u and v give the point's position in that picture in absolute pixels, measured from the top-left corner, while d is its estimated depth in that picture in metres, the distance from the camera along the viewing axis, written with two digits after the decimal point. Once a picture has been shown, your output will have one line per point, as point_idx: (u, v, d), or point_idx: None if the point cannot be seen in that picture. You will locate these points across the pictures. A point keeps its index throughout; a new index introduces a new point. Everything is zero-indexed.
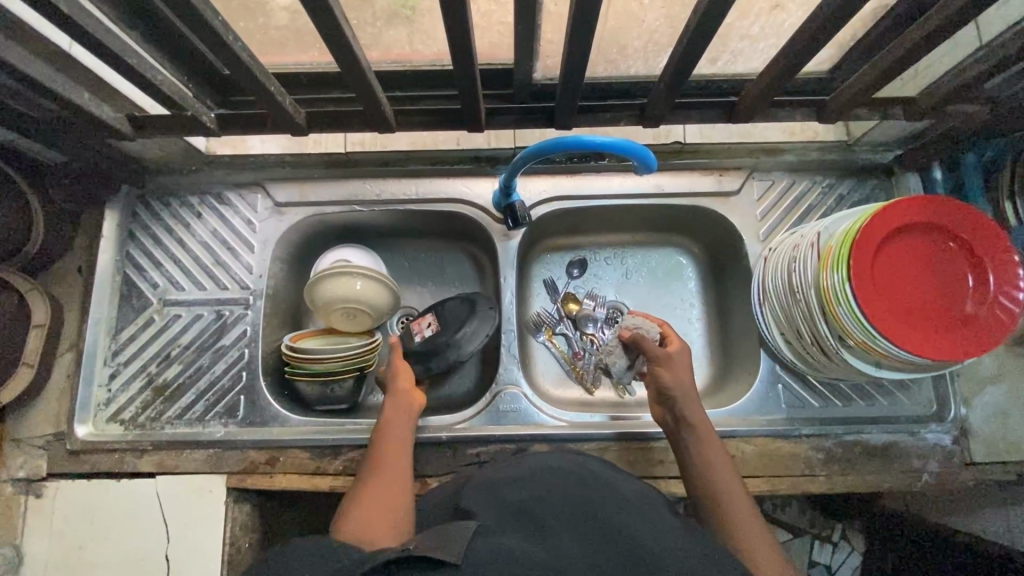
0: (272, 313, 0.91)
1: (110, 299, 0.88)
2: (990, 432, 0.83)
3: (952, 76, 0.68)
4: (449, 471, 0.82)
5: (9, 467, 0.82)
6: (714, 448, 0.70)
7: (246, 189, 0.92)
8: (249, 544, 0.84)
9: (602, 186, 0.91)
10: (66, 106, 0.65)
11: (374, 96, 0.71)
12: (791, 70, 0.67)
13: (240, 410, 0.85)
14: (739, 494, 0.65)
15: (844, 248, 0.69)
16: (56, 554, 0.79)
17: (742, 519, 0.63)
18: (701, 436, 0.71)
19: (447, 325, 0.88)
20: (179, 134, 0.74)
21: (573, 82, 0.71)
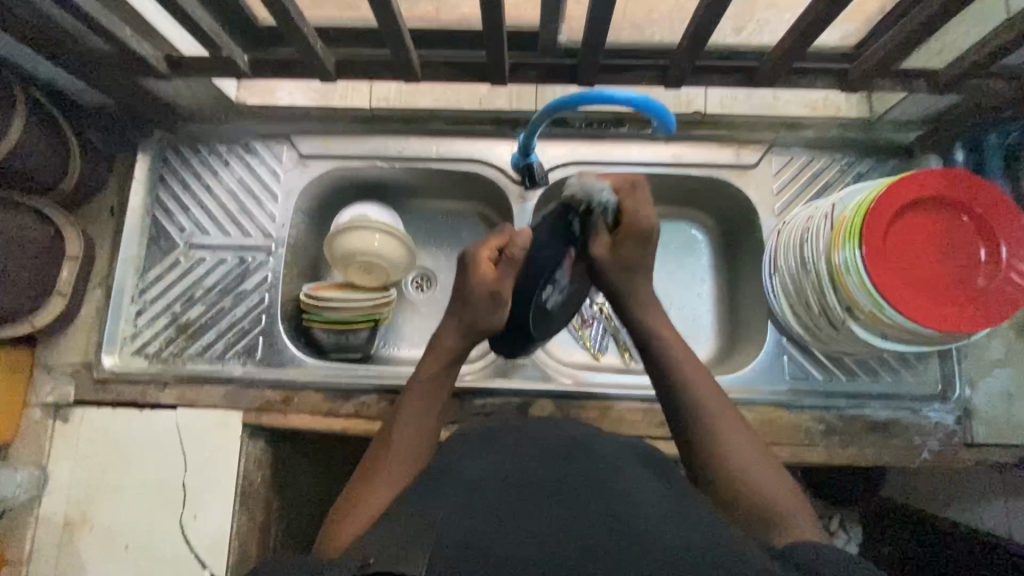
0: (293, 262, 0.94)
1: (139, 240, 0.92)
2: (995, 414, 0.83)
3: (976, 46, 0.69)
4: (457, 420, 0.85)
5: (39, 392, 0.86)
6: (708, 390, 0.65)
7: (272, 141, 0.94)
8: (262, 479, 0.87)
9: (620, 154, 0.92)
10: (109, 37, 0.68)
11: (404, 47, 0.73)
12: (813, 34, 0.68)
13: (259, 351, 0.89)
14: (739, 437, 0.62)
15: (858, 219, 0.69)
16: (80, 475, 0.83)
17: (748, 458, 0.60)
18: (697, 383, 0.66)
19: (558, 315, 0.82)
20: (214, 75, 0.78)
21: (598, 41, 0.72)
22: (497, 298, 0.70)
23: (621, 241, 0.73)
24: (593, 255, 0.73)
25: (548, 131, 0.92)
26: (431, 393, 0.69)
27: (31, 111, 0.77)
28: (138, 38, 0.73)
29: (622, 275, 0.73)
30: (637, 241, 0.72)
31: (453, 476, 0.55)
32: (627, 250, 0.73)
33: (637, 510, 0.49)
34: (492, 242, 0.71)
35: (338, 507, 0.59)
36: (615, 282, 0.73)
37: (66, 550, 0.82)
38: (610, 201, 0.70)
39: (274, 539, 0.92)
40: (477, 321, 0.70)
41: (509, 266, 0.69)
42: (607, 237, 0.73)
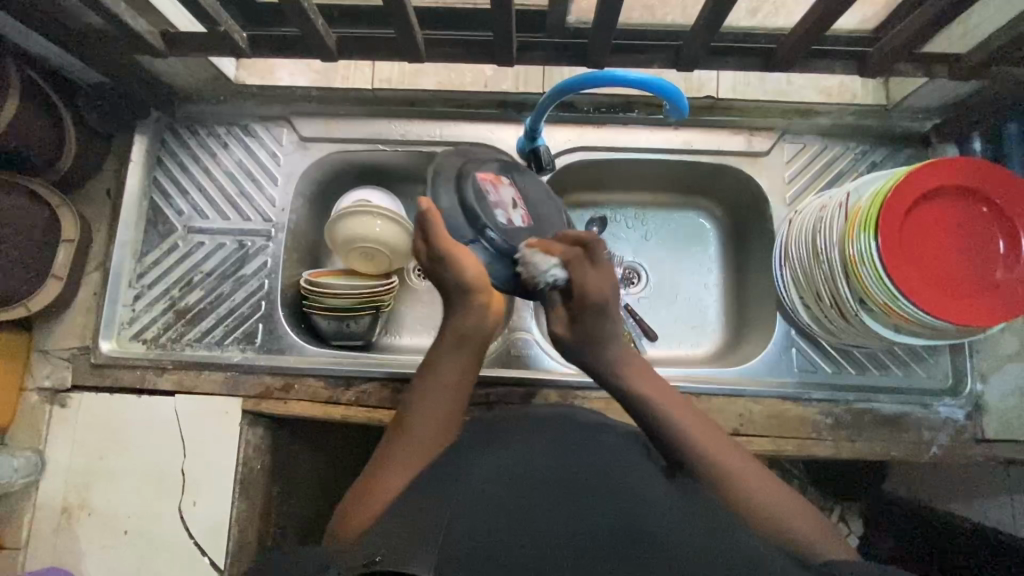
0: (293, 248, 0.92)
1: (136, 223, 0.90)
2: (1006, 409, 0.82)
3: (1002, 30, 0.66)
4: (459, 409, 0.84)
5: (37, 376, 0.85)
6: (687, 417, 0.61)
7: (272, 123, 0.92)
8: (261, 467, 0.86)
9: (628, 140, 0.89)
10: (104, 12, 0.66)
11: (409, 25, 0.70)
12: (832, 16, 0.65)
13: (259, 337, 0.87)
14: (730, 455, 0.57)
15: (874, 210, 0.67)
16: (78, 460, 0.83)
17: (752, 478, 0.55)
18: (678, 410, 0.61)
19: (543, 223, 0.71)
20: (212, 53, 0.75)
21: (609, 21, 0.69)
22: (445, 261, 0.62)
23: (581, 318, 0.66)
24: (556, 333, 0.69)
25: (554, 116, 0.89)
26: (452, 372, 0.64)
27: (25, 88, 0.75)
28: (133, 13, 0.71)
29: (593, 349, 0.67)
30: (596, 312, 0.66)
31: (457, 473, 0.53)
32: (592, 327, 0.66)
33: (646, 505, 0.48)
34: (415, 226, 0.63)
35: (349, 495, 0.57)
36: (587, 356, 0.68)
37: (64, 535, 0.81)
38: (560, 277, 0.66)
39: (274, 526, 0.91)
40: (450, 288, 0.64)
41: (426, 227, 0.61)
42: (564, 314, 0.68)
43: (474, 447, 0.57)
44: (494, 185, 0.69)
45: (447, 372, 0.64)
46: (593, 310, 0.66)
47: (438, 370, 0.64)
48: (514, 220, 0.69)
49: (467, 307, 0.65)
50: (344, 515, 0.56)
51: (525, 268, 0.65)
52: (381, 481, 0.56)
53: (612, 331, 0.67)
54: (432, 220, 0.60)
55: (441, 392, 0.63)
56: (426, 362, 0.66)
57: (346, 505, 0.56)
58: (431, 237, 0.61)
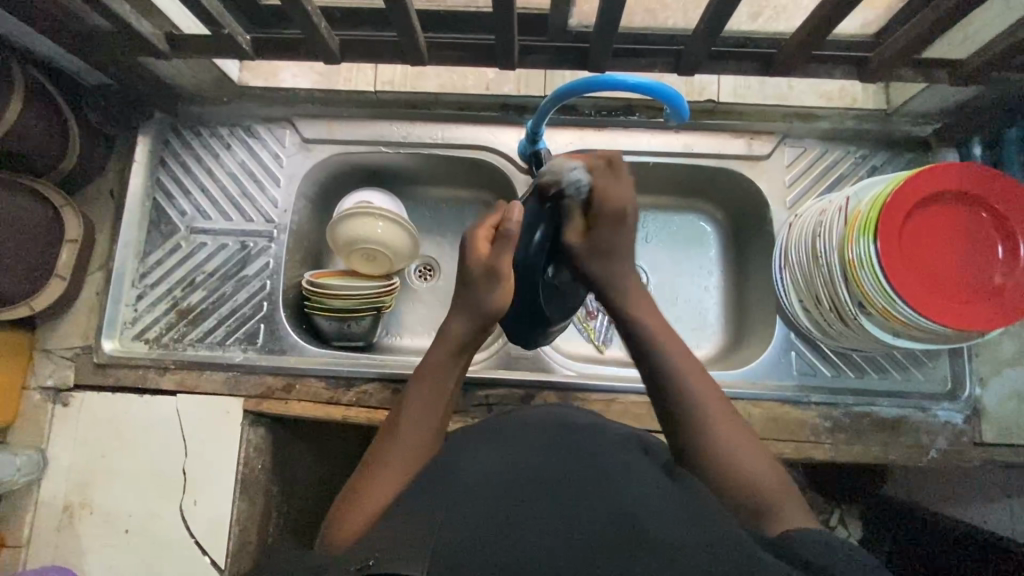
0: (295, 249, 0.93)
1: (140, 223, 0.90)
2: (1004, 413, 0.82)
3: (1001, 36, 0.66)
4: (459, 410, 0.84)
5: (39, 375, 0.86)
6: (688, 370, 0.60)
7: (274, 124, 0.92)
8: (262, 467, 0.87)
9: (629, 142, 0.90)
10: (108, 13, 0.67)
11: (411, 28, 0.71)
12: (831, 22, 0.66)
13: (260, 337, 0.88)
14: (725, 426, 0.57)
15: (873, 214, 0.68)
16: (80, 458, 0.83)
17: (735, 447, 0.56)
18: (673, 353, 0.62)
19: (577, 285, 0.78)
20: (215, 54, 0.76)
21: (611, 26, 0.70)
22: (494, 277, 0.64)
23: (595, 224, 0.66)
24: (568, 243, 0.68)
25: (556, 118, 0.90)
26: (445, 378, 0.64)
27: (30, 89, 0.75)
28: (137, 15, 0.71)
29: (599, 263, 0.66)
30: (610, 222, 0.66)
31: (453, 475, 0.53)
32: (603, 237, 0.66)
33: (643, 506, 0.48)
34: (487, 221, 0.67)
35: (342, 500, 0.57)
36: (591, 271, 0.67)
37: (65, 534, 0.82)
38: (581, 178, 0.67)
39: (273, 526, 0.91)
40: (476, 306, 0.64)
41: (500, 240, 0.64)
42: (579, 224, 0.68)
43: (474, 447, 0.58)
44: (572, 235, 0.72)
45: (441, 378, 0.64)
46: (609, 220, 0.66)
47: (433, 377, 0.64)
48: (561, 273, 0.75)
49: (469, 318, 0.65)
50: (335, 522, 0.55)
51: (555, 170, 0.68)
52: (374, 490, 0.56)
53: (620, 247, 0.67)
54: (510, 237, 0.63)
55: (433, 400, 0.63)
56: (419, 369, 0.65)
57: (339, 511, 0.56)
58: (499, 250, 0.64)
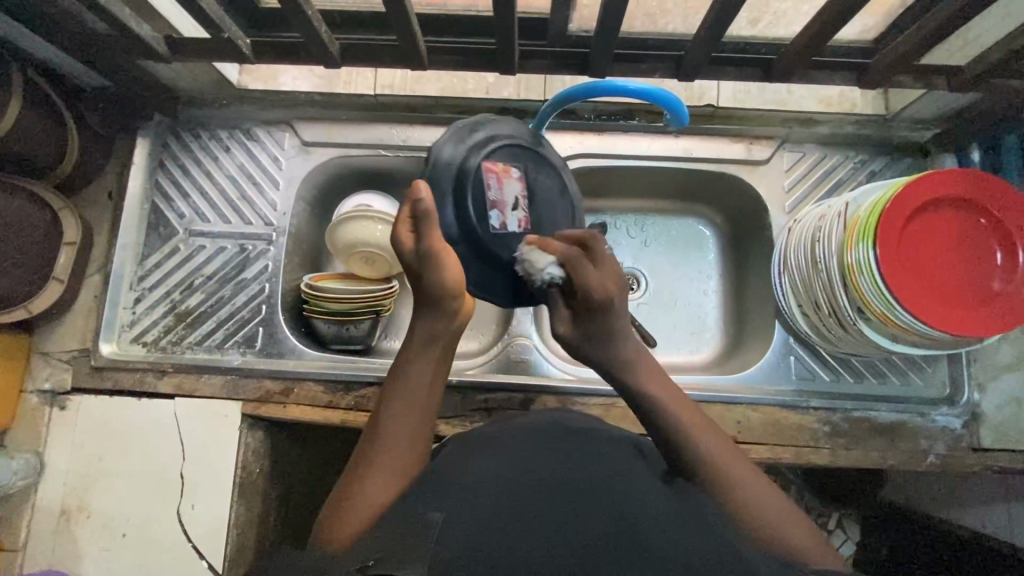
0: (294, 252, 0.92)
1: (138, 226, 0.90)
2: (1002, 418, 0.83)
3: (1000, 43, 0.67)
4: (458, 414, 0.84)
5: (36, 378, 0.86)
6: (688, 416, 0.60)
7: (274, 127, 0.92)
8: (260, 470, 0.86)
9: (628, 147, 0.90)
10: (106, 17, 0.67)
11: (412, 33, 0.71)
12: (830, 28, 0.66)
13: (259, 341, 0.87)
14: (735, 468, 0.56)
15: (871, 219, 0.68)
16: (77, 462, 0.83)
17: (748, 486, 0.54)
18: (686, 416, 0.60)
19: (533, 232, 0.72)
20: (214, 58, 0.76)
21: (611, 31, 0.70)
22: (429, 260, 0.61)
23: (584, 318, 0.66)
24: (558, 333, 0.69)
25: (556, 123, 0.90)
26: (425, 376, 0.64)
27: (28, 92, 0.75)
28: (136, 18, 0.71)
29: (596, 348, 0.66)
30: (596, 313, 0.65)
31: (453, 483, 0.53)
32: (594, 326, 0.66)
33: (642, 512, 0.48)
34: (402, 211, 0.62)
35: (333, 506, 0.56)
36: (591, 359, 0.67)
37: (62, 538, 0.81)
38: (557, 274, 0.66)
39: (272, 530, 0.91)
40: (428, 292, 0.63)
41: (422, 222, 0.60)
42: (567, 313, 0.69)
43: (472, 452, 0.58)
44: (498, 180, 0.69)
45: (420, 373, 0.63)
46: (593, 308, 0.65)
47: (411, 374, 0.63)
48: (508, 224, 0.70)
49: (441, 310, 0.64)
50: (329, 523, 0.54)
51: (526, 266, 0.67)
52: (365, 494, 0.55)
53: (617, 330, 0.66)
54: (428, 216, 0.59)
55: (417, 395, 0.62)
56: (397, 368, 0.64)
57: (331, 517, 0.55)
58: (425, 231, 0.61)
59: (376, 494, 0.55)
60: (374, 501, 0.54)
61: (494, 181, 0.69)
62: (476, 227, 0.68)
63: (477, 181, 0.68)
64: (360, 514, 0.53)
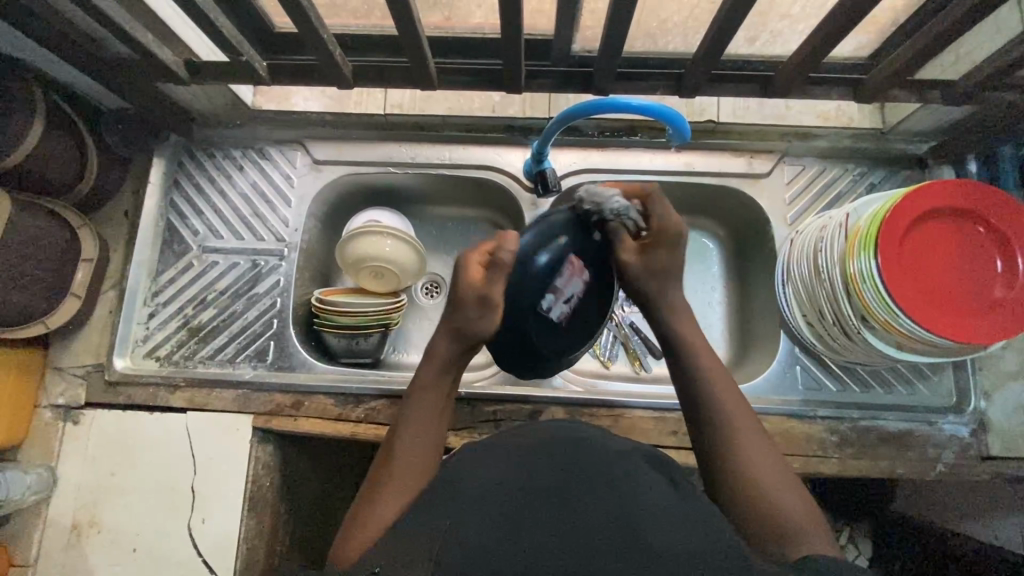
0: (305, 267, 0.94)
1: (153, 242, 0.92)
2: (1010, 426, 0.83)
3: (993, 58, 0.69)
4: (467, 426, 0.85)
5: (51, 394, 0.87)
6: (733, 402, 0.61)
7: (287, 146, 0.95)
8: (270, 484, 0.87)
9: (631, 162, 0.92)
10: (129, 42, 0.70)
11: (422, 54, 0.73)
12: (825, 46, 0.68)
13: (270, 355, 0.89)
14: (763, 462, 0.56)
15: (872, 229, 0.69)
16: (89, 477, 0.83)
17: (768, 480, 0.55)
18: (713, 381, 0.62)
19: (569, 331, 0.69)
20: (234, 81, 0.79)
21: (615, 50, 0.72)
22: (487, 305, 0.62)
23: (654, 244, 0.67)
24: (624, 261, 0.67)
25: (559, 139, 0.92)
26: (437, 396, 0.65)
27: (53, 116, 0.78)
28: (159, 44, 0.74)
29: (657, 281, 0.66)
30: (671, 243, 0.67)
31: (463, 487, 0.53)
32: (661, 256, 0.66)
33: (653, 518, 0.49)
34: (486, 245, 0.65)
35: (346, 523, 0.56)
36: (652, 290, 0.67)
37: (73, 553, 0.81)
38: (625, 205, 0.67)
39: (281, 545, 0.91)
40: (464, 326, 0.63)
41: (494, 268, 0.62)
42: (633, 244, 0.67)
43: (481, 460, 0.58)
44: (571, 271, 0.66)
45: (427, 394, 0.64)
46: (671, 240, 0.67)
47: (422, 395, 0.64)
48: (554, 311, 0.66)
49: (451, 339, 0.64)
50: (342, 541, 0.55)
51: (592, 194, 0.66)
52: (373, 508, 0.56)
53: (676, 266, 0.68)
54: (502, 266, 0.61)
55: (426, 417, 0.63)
56: (410, 390, 0.65)
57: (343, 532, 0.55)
58: (492, 276, 0.62)
59: (384, 515, 0.55)
60: (382, 522, 0.54)
61: (570, 272, 0.66)
62: (529, 301, 0.65)
63: (559, 262, 0.66)
64: (370, 526, 0.54)
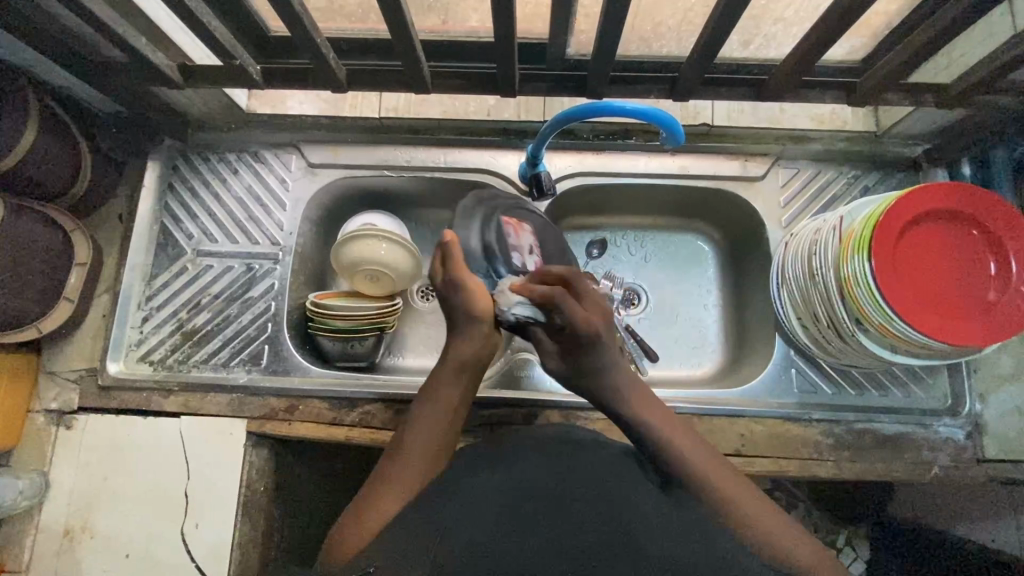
0: (300, 271, 0.94)
1: (147, 246, 0.92)
2: (1006, 428, 0.83)
3: (986, 62, 0.69)
4: (462, 430, 0.84)
5: (44, 398, 0.86)
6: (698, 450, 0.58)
7: (281, 149, 0.95)
8: (264, 488, 0.86)
9: (627, 165, 0.92)
10: (121, 47, 0.70)
11: (416, 58, 0.73)
12: (817, 49, 0.69)
13: (264, 359, 0.88)
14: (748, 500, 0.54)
15: (866, 232, 0.69)
16: (81, 482, 0.83)
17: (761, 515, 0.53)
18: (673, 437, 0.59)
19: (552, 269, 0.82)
20: (228, 84, 0.79)
21: (608, 54, 0.72)
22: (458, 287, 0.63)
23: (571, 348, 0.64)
24: (549, 367, 0.68)
25: (554, 142, 0.92)
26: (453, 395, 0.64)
27: (48, 119, 0.78)
28: (153, 48, 0.74)
29: (584, 382, 0.65)
30: (586, 349, 0.63)
31: (456, 490, 0.53)
32: (582, 360, 0.64)
33: (648, 522, 0.48)
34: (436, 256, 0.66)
35: (348, 514, 0.56)
36: (585, 392, 0.66)
37: (65, 559, 0.81)
38: (527, 313, 0.64)
39: (276, 549, 0.90)
40: (456, 315, 0.64)
41: (448, 259, 0.64)
42: (554, 346, 0.67)
43: (474, 464, 0.58)
44: (515, 231, 0.78)
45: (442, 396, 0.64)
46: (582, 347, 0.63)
47: (438, 390, 0.64)
48: (527, 263, 0.77)
49: (471, 334, 0.64)
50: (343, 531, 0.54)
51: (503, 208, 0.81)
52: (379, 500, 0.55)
53: (605, 362, 0.64)
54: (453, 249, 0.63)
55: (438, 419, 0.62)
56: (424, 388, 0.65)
57: (345, 521, 0.55)
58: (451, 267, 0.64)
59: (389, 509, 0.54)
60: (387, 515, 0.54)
61: (514, 232, 0.78)
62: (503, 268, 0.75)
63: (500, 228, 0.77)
64: (373, 519, 0.53)
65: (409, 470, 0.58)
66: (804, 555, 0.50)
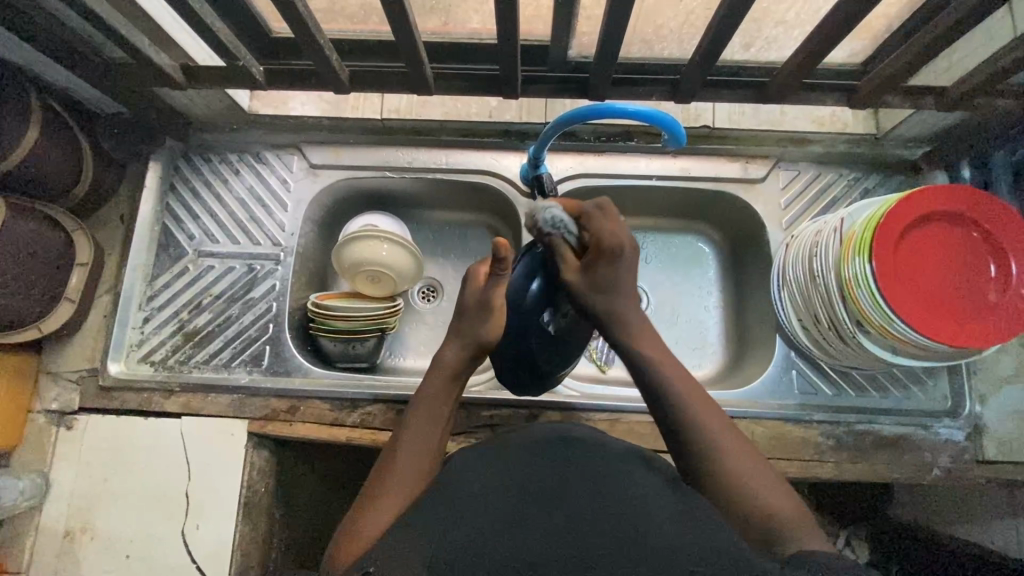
0: (301, 272, 0.94)
1: (148, 247, 0.92)
2: (1005, 430, 0.83)
3: (986, 65, 0.70)
4: (463, 431, 0.85)
5: (45, 398, 0.86)
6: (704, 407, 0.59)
7: (283, 150, 0.95)
8: (265, 489, 0.86)
9: (628, 167, 0.92)
10: (125, 48, 0.70)
11: (419, 59, 0.73)
12: (819, 52, 0.69)
13: (265, 359, 0.88)
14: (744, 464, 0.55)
15: (867, 234, 0.69)
16: (82, 482, 0.83)
17: (754, 482, 0.54)
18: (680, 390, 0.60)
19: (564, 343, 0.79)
20: (231, 85, 0.79)
21: (611, 56, 0.73)
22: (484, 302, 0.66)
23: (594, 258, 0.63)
24: (567, 281, 0.65)
25: (556, 144, 0.92)
26: (446, 404, 0.65)
27: (50, 120, 0.78)
28: (156, 49, 0.74)
29: (601, 298, 0.64)
30: (610, 260, 0.63)
31: (460, 487, 0.53)
32: (603, 272, 0.63)
33: (650, 523, 0.48)
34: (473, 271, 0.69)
35: (345, 525, 0.55)
36: (596, 308, 0.65)
37: (66, 559, 0.81)
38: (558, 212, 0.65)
39: (276, 550, 0.90)
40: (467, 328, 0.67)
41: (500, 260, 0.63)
42: (576, 263, 0.66)
43: (476, 465, 0.58)
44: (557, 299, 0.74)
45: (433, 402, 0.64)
46: (608, 260, 0.63)
47: (432, 399, 0.65)
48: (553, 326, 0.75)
49: (467, 342, 0.67)
50: (341, 544, 0.53)
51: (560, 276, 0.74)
52: (377, 508, 0.55)
53: (622, 281, 0.64)
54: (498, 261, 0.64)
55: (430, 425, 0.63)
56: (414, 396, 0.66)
57: (343, 533, 0.54)
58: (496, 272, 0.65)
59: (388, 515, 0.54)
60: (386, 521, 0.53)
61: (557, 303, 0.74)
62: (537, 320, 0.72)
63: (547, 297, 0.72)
64: (371, 527, 0.53)
65: (405, 477, 0.58)
66: (792, 522, 0.51)
